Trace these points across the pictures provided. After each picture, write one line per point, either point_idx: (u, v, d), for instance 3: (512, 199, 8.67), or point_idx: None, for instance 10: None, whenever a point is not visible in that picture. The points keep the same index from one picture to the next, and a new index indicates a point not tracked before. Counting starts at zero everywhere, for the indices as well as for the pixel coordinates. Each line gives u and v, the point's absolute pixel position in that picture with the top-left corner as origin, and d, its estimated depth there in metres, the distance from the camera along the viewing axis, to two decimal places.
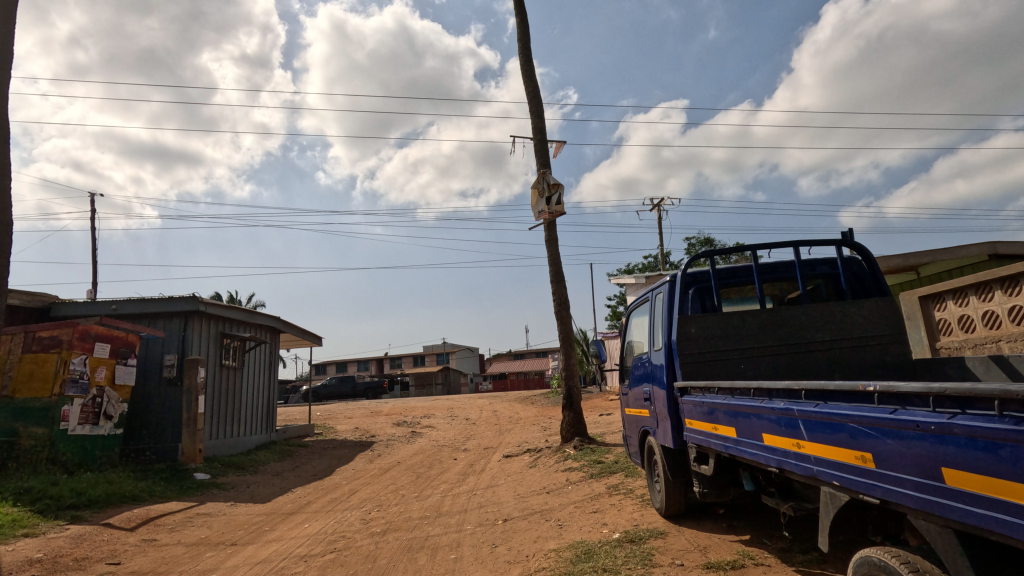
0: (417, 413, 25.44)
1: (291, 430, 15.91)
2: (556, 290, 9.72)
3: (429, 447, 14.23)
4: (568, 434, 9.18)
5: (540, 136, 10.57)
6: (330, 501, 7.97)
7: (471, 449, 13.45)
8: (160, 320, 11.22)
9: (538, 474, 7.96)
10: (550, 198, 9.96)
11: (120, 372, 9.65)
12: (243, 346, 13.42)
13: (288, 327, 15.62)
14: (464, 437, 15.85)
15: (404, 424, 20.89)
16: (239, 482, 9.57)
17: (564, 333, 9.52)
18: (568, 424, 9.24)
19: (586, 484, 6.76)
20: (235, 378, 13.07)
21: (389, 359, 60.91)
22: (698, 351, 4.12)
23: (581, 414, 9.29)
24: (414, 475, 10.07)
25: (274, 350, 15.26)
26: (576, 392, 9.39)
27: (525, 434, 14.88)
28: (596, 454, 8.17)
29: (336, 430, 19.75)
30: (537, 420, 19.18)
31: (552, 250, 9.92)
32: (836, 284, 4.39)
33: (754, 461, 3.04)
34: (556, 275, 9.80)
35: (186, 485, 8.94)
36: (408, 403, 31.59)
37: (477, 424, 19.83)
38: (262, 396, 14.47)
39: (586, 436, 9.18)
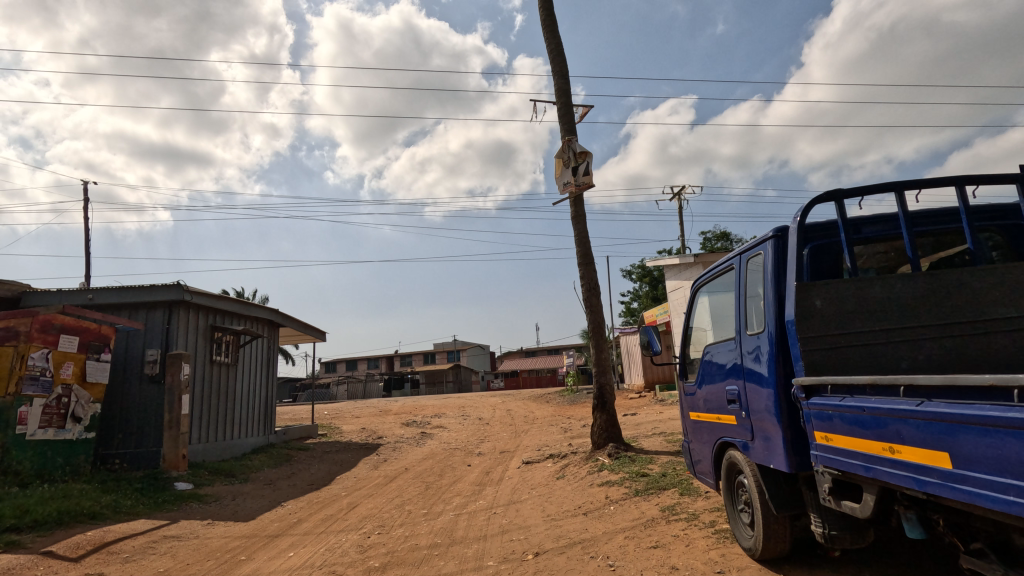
0: (426, 412, 24.32)
1: (291, 432, 14.79)
2: (584, 275, 8.46)
3: (440, 450, 13.07)
4: (601, 440, 7.94)
5: (565, 100, 9.30)
6: (325, 521, 6.78)
7: (485, 453, 12.24)
8: (142, 311, 10.15)
9: (569, 489, 6.71)
10: (576, 168, 8.71)
11: (91, 368, 8.55)
12: (237, 340, 12.31)
13: (287, 320, 14.49)
14: (477, 439, 14.66)
15: (414, 425, 19.70)
16: (224, 494, 8.42)
17: (596, 324, 8.25)
18: (600, 428, 8.00)
19: (632, 504, 5.52)
20: (228, 376, 11.95)
21: (398, 356, 59.90)
22: (829, 332, 2.84)
23: (615, 417, 8.05)
24: (423, 485, 8.87)
25: (273, 345, 14.14)
26: (609, 391, 8.14)
27: (544, 437, 13.68)
28: (638, 465, 6.92)
29: (342, 431, 18.62)
30: (555, 421, 17.92)
31: (580, 228, 8.67)
32: (1016, 241, 3.11)
33: (1004, 514, 1.76)
34: (584, 256, 8.54)
35: (163, 498, 7.81)
36: (418, 401, 30.44)
37: (489, 424, 18.62)
38: (258, 395, 13.34)
39: (621, 442, 7.93)
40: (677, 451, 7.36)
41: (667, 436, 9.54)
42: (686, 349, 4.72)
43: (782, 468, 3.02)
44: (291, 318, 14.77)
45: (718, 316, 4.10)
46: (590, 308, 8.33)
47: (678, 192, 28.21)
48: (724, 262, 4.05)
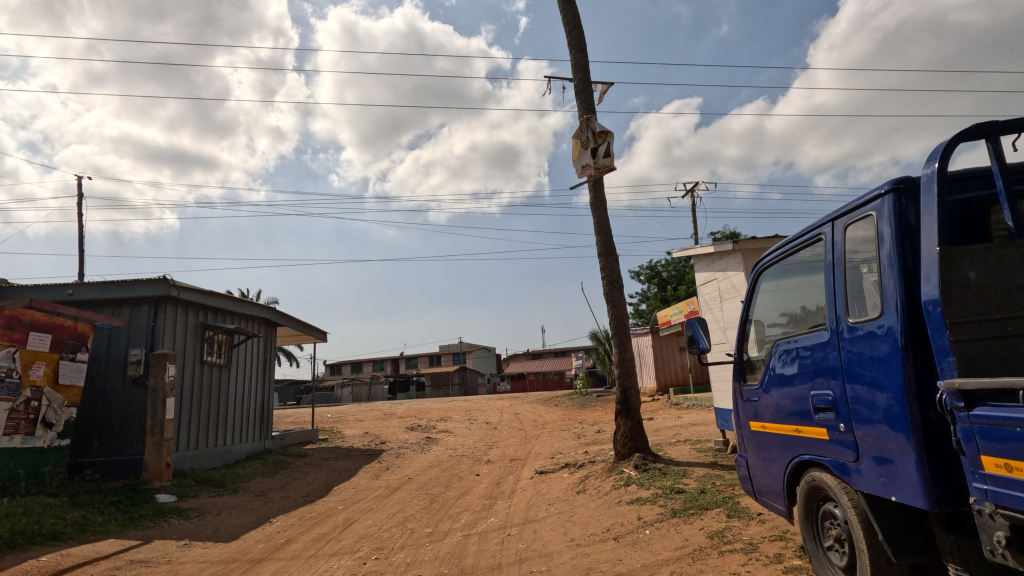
0: (432, 415, 23.58)
1: (289, 437, 14.06)
2: (605, 267, 7.68)
3: (446, 457, 12.30)
4: (626, 449, 7.13)
5: (582, 76, 8.53)
6: (316, 541, 6.01)
7: (495, 461, 11.46)
8: (126, 308, 9.44)
9: (593, 507, 5.91)
10: (596, 149, 7.93)
11: (66, 370, 7.83)
12: (231, 340, 11.59)
13: (286, 319, 13.77)
14: (485, 445, 13.88)
15: (419, 429, 18.92)
16: (209, 508, 7.67)
17: (619, 320, 7.44)
18: (624, 436, 7.20)
19: (673, 528, 4.71)
20: (220, 377, 11.22)
21: (404, 358, 59.24)
22: (988, 316, 2.04)
23: (641, 424, 7.24)
24: (428, 498, 8.10)
25: (270, 346, 13.41)
26: (633, 395, 7.33)
27: (556, 443, 12.88)
28: (670, 478, 6.11)
29: (344, 435, 17.87)
30: (566, 425, 17.10)
31: (600, 214, 7.89)
32: None
33: None
34: (604, 246, 7.75)
35: (140, 512, 7.07)
36: (424, 404, 29.66)
37: (498, 429, 17.85)
38: (254, 398, 12.61)
39: (648, 451, 7.12)
40: (713, 463, 6.54)
41: (694, 444, 8.73)
42: (743, 344, 3.92)
43: (913, 503, 2.22)
44: (289, 317, 14.04)
45: (793, 303, 3.30)
46: (611, 302, 7.55)
47: (690, 189, 27.39)
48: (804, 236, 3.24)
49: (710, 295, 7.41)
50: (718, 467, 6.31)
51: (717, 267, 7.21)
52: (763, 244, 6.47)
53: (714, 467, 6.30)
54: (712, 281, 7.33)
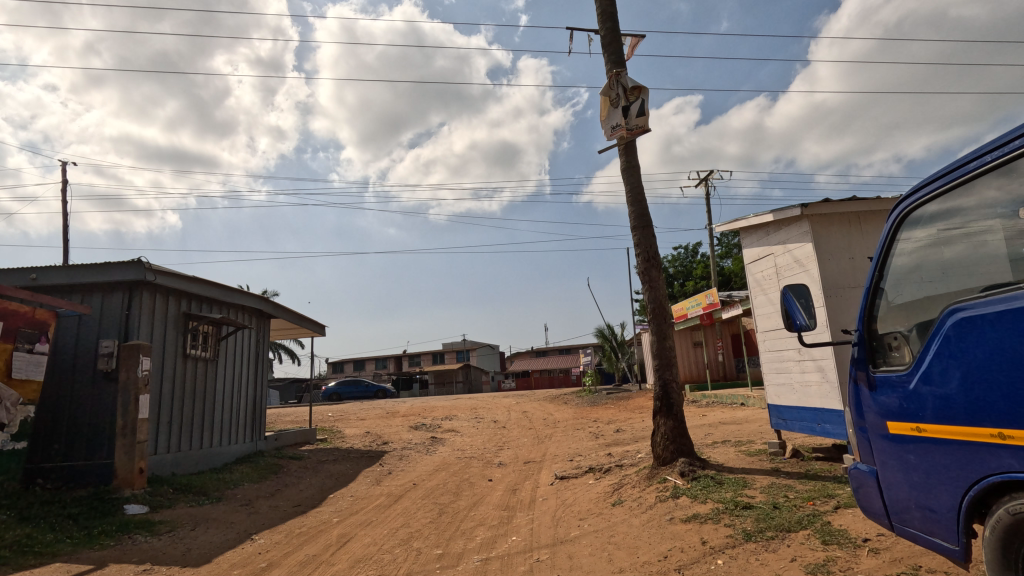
0: (437, 413, 22.60)
1: (284, 438, 13.10)
2: (640, 242, 6.65)
3: (454, 460, 11.32)
4: (668, 453, 6.11)
5: (610, 26, 7.49)
6: (303, 566, 5.02)
7: (507, 464, 10.47)
8: (97, 295, 8.45)
9: (638, 525, 4.88)
10: (628, 108, 6.91)
11: (22, 362, 6.84)
12: (219, 331, 10.61)
13: (280, 311, 12.77)
14: (495, 446, 12.88)
15: (423, 428, 17.91)
16: (185, 521, 6.68)
17: (658, 304, 6.41)
18: (665, 438, 6.17)
19: (753, 559, 3.68)
20: (207, 373, 10.26)
21: (407, 356, 58.35)
22: None
23: (684, 424, 6.22)
24: (436, 509, 7.09)
25: (262, 339, 12.42)
26: (675, 391, 6.29)
27: (573, 444, 11.87)
28: (728, 489, 5.08)
29: (344, 435, 16.89)
30: (580, 424, 16.08)
31: (632, 182, 6.86)
32: None
33: None
34: (639, 217, 6.72)
35: (103, 527, 6.06)
36: (428, 402, 28.67)
37: (506, 428, 16.85)
38: (245, 396, 11.63)
39: (694, 456, 6.09)
40: (775, 470, 5.51)
41: (737, 447, 7.70)
42: (873, 316, 2.91)
43: None
44: (283, 308, 13.04)
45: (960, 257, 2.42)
46: (648, 284, 6.52)
47: (705, 179, 26.31)
48: (946, 176, 2.51)
49: (762, 273, 6.37)
50: (783, 476, 5.28)
51: (771, 242, 6.15)
52: (834, 210, 5.42)
53: (779, 476, 5.27)
54: (765, 258, 6.28)
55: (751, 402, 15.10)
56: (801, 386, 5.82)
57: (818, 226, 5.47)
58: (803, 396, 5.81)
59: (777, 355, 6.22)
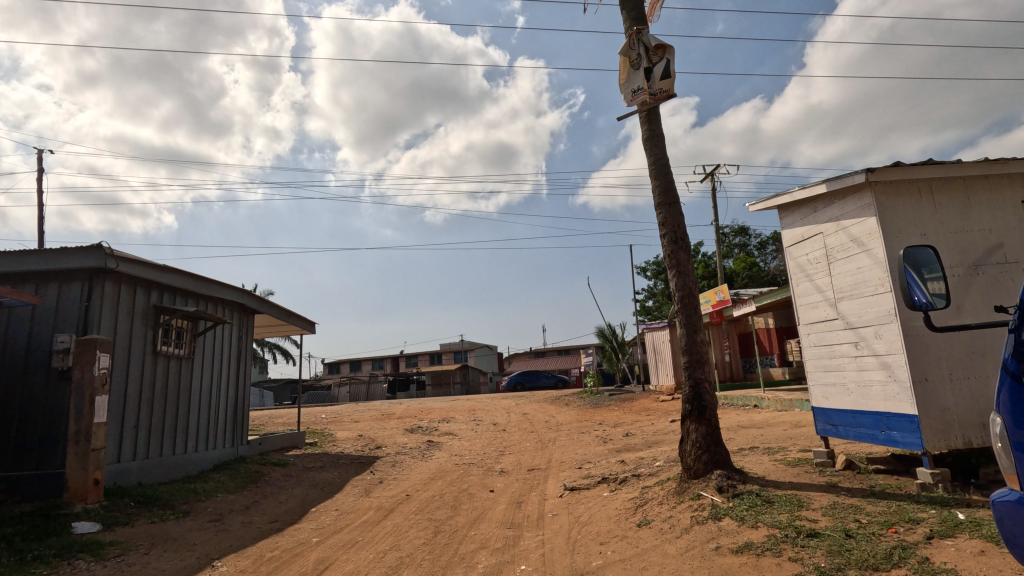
0: (434, 416, 21.75)
1: (269, 443, 12.22)
2: (666, 220, 5.80)
3: (451, 466, 10.45)
4: (701, 464, 5.25)
5: None
6: None
7: (510, 471, 9.62)
8: (53, 284, 7.57)
9: (674, 555, 4.01)
10: (650, 69, 6.06)
11: None
12: (195, 327, 9.75)
13: (264, 306, 11.89)
14: (496, 451, 12.03)
15: (419, 431, 17.04)
16: (141, 542, 5.80)
17: (689, 292, 5.56)
18: (697, 446, 5.31)
19: None
20: (182, 373, 9.39)
21: (404, 356, 57.54)
22: None
23: (719, 431, 5.36)
24: (432, 526, 6.23)
25: (245, 336, 11.54)
26: (707, 392, 5.44)
27: (580, 449, 11.01)
28: (782, 511, 4.22)
29: (336, 438, 16.02)
30: (584, 428, 15.23)
31: (656, 153, 6.02)
32: None
33: None
34: (665, 193, 5.87)
35: (38, 551, 5.15)
36: (425, 404, 27.80)
37: (507, 431, 15.99)
38: (225, 397, 10.75)
39: (731, 468, 5.23)
40: (832, 487, 4.65)
41: (771, 454, 6.85)
42: None
43: None
44: (268, 304, 12.15)
45: None
46: (676, 269, 5.67)
47: (711, 174, 25.53)
48: None
49: (808, 256, 5.53)
50: (845, 494, 4.42)
51: (820, 219, 5.31)
52: (903, 177, 4.57)
53: (840, 494, 4.41)
54: (813, 238, 5.44)
55: (766, 403, 14.29)
56: (859, 386, 4.96)
57: (885, 197, 4.61)
58: (862, 398, 4.94)
59: (827, 350, 5.36)
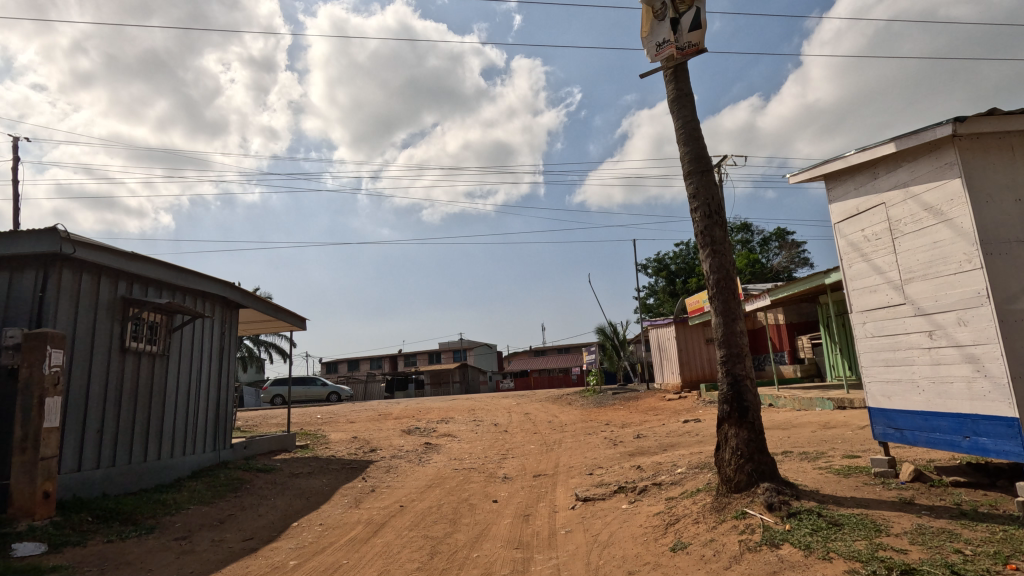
0: (432, 416, 20.94)
1: (255, 446, 11.43)
2: (699, 191, 5.01)
3: (450, 472, 9.68)
4: (744, 476, 4.46)
5: None
6: None
7: (514, 477, 8.83)
8: (5, 272, 6.77)
9: None
10: (678, 20, 5.25)
11: None
12: (171, 322, 8.95)
13: (249, 300, 11.09)
14: (497, 454, 11.26)
15: (417, 433, 16.25)
16: (92, 567, 4.99)
17: (726, 274, 4.77)
18: (738, 455, 4.53)
19: None
20: (156, 371, 8.59)
21: (402, 356, 56.77)
22: None
23: (763, 436, 4.58)
24: (428, 546, 5.43)
25: (227, 332, 10.74)
26: (750, 391, 4.65)
27: (588, 453, 10.23)
28: (856, 537, 3.43)
29: (329, 441, 15.21)
30: (590, 429, 14.45)
31: (685, 115, 5.23)
32: None
33: None
34: (697, 160, 5.07)
35: None
36: (424, 404, 27.01)
37: (508, 432, 15.22)
38: (206, 397, 9.94)
39: (779, 479, 4.44)
40: (909, 504, 3.87)
41: (812, 461, 6.06)
42: None
43: None
44: (253, 297, 11.35)
45: None
46: (710, 248, 4.89)
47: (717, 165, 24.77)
48: None
49: (864, 232, 4.77)
50: (929, 514, 3.64)
51: (881, 188, 4.56)
52: (994, 130, 3.85)
53: (923, 515, 3.63)
54: (871, 211, 4.67)
55: (782, 402, 13.52)
56: (934, 383, 4.18)
57: (971, 154, 3.87)
58: (938, 397, 4.16)
59: (890, 341, 4.57)
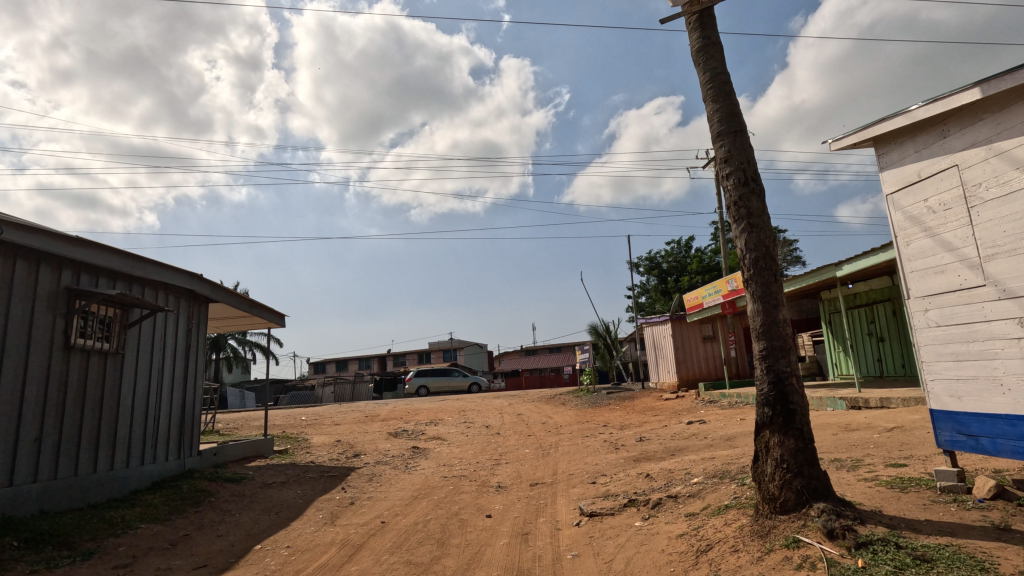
0: (420, 418, 20.07)
1: (227, 453, 10.53)
2: (731, 155, 4.24)
3: (439, 480, 8.87)
4: (791, 494, 3.70)
5: None
6: None
7: (509, 487, 8.04)
8: None
9: None
10: None
11: None
12: (126, 317, 8.03)
13: (220, 294, 10.19)
14: (490, 460, 10.47)
15: (404, 436, 15.41)
16: None
17: (765, 252, 4.02)
18: (783, 468, 3.77)
19: None
20: (108, 371, 7.67)
21: (391, 356, 55.80)
22: None
23: (813, 445, 3.81)
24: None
25: (195, 329, 9.82)
26: (796, 391, 3.89)
27: (589, 458, 9.47)
28: None
29: (311, 445, 14.31)
30: (587, 431, 13.69)
31: (714, 67, 4.47)
32: None
33: None
34: (728, 118, 4.31)
35: None
36: (413, 404, 26.13)
37: (501, 435, 14.43)
38: (168, 399, 9.01)
39: (835, 498, 3.68)
40: (1005, 532, 3.13)
41: (850, 469, 5.33)
42: None
43: None
44: (225, 291, 10.46)
45: None
46: (745, 223, 4.13)
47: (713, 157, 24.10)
48: None
49: (928, 202, 4.10)
50: None
51: (953, 148, 3.92)
52: None
53: None
54: (939, 175, 4.01)
55: None
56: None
57: None
58: None
59: (962, 332, 3.87)
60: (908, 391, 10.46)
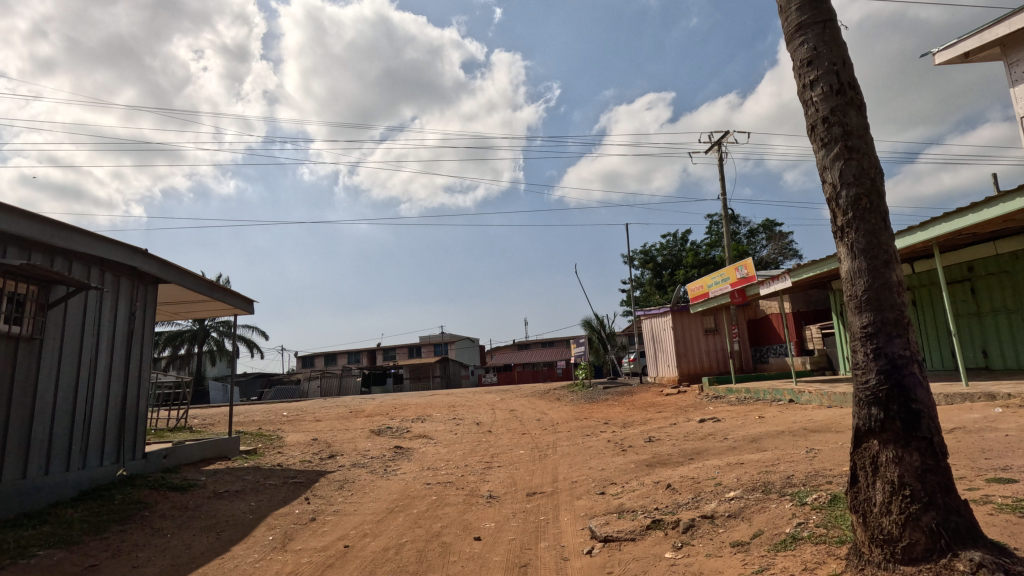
0: (406, 414, 18.85)
1: (184, 454, 9.32)
2: (819, 54, 3.04)
3: (421, 487, 7.66)
4: (921, 536, 2.52)
5: None
6: None
7: (502, 497, 6.86)
8: None
9: None
10: None
11: None
12: (46, 296, 6.75)
13: (170, 273, 8.88)
14: (479, 462, 9.28)
15: (388, 434, 14.20)
16: None
17: (871, 186, 2.83)
18: (905, 497, 2.59)
19: None
20: (21, 360, 6.40)
21: (381, 350, 54.49)
22: None
23: (948, 464, 2.63)
24: None
25: (139, 313, 8.51)
26: (919, 385, 2.69)
27: (592, 462, 8.30)
28: None
29: (284, 444, 13.05)
30: (587, 429, 12.54)
31: None
32: None
33: None
34: (813, 5, 3.11)
35: None
36: (401, 399, 24.88)
37: (493, 433, 13.25)
38: (104, 394, 7.69)
39: (987, 544, 2.50)
40: None
41: None
42: None
43: None
44: (177, 270, 9.16)
45: None
46: (839, 146, 2.94)
47: (716, 142, 22.98)
48: None
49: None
50: None
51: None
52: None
53: None
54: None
55: (806, 398, 12.04)
56: None
57: None
58: None
59: None
60: (946, 386, 9.39)
